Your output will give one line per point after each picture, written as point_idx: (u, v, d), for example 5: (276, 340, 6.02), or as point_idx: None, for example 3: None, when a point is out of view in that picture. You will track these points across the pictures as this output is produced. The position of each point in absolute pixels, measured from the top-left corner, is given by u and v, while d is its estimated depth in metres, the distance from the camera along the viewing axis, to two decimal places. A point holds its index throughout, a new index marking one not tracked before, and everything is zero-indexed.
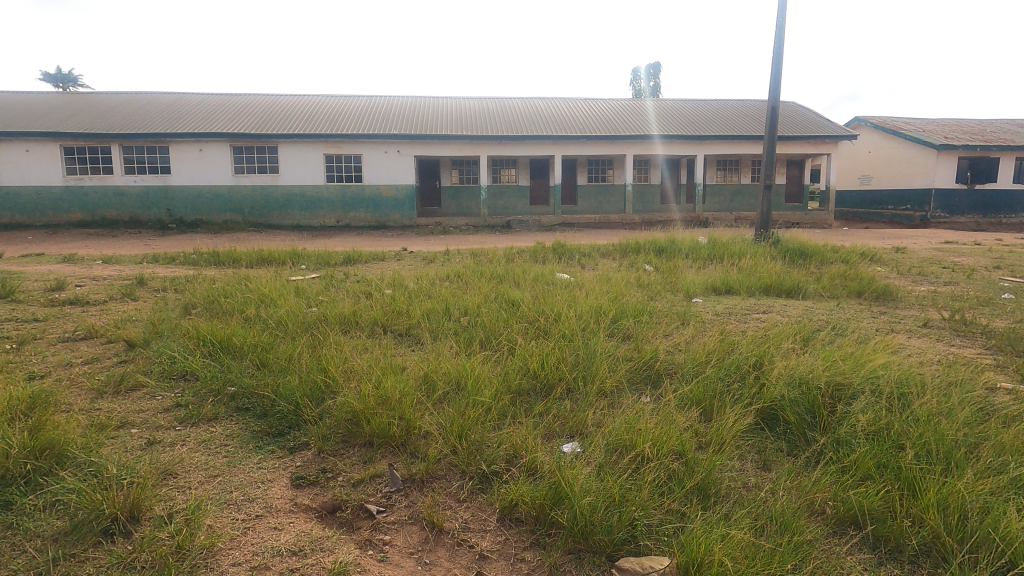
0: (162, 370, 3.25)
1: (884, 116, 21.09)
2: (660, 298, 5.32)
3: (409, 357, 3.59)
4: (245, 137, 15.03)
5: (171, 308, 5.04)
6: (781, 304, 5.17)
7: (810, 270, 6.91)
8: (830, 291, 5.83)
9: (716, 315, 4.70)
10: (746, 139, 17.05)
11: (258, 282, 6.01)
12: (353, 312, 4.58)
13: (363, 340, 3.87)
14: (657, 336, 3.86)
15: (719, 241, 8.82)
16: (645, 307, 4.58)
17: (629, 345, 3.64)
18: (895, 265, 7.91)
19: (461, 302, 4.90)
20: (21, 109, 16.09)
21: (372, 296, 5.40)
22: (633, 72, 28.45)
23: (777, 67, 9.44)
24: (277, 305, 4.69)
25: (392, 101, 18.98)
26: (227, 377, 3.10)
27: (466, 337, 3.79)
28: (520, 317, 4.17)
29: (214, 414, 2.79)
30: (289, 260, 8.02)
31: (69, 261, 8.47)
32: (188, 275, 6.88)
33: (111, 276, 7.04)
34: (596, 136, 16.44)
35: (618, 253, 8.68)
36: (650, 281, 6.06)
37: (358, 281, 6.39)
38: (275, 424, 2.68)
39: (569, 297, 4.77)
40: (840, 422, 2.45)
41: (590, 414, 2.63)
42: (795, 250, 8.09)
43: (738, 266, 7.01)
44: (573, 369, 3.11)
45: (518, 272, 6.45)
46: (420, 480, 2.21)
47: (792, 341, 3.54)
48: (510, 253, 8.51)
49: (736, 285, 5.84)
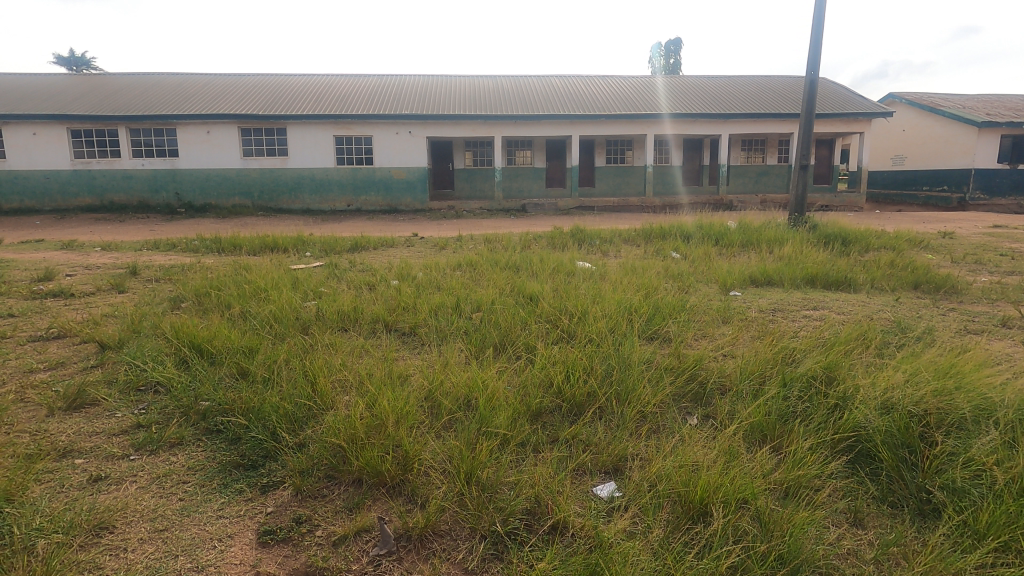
0: (127, 381, 2.82)
1: (920, 92, 20.01)
2: (693, 290, 4.81)
3: (414, 365, 3.15)
4: (253, 119, 14.59)
5: (159, 302, 4.64)
6: (832, 298, 4.59)
7: (856, 258, 6.29)
8: (882, 282, 5.23)
9: (760, 312, 4.16)
10: (774, 117, 16.22)
11: (256, 271, 5.57)
12: (353, 306, 4.15)
13: (361, 343, 3.45)
14: (696, 340, 3.39)
15: (751, 226, 8.19)
16: (680, 303, 4.05)
17: (666, 350, 3.16)
18: (948, 252, 7.24)
19: (473, 295, 4.42)
20: (28, 91, 15.80)
21: (376, 288, 4.93)
22: (653, 48, 27.44)
23: (817, 38, 8.71)
24: (271, 299, 4.24)
25: (404, 80, 18.38)
26: (201, 390, 2.67)
27: (477, 341, 3.34)
28: (539, 316, 3.70)
29: (178, 438, 2.35)
30: (292, 247, 7.59)
31: (67, 248, 8.14)
32: (185, 264, 6.47)
33: (104, 265, 6.67)
34: (616, 115, 15.69)
35: (641, 239, 8.12)
36: (680, 271, 5.54)
37: (364, 270, 5.93)
38: (249, 451, 2.24)
39: (593, 291, 4.25)
40: (945, 461, 1.96)
41: (629, 444, 2.17)
42: (834, 236, 7.45)
43: (775, 253, 6.44)
44: (604, 382, 2.64)
45: (535, 260, 5.96)
46: (419, 537, 1.76)
47: (860, 348, 3.02)
48: (526, 238, 8.01)
49: (777, 276, 5.28)
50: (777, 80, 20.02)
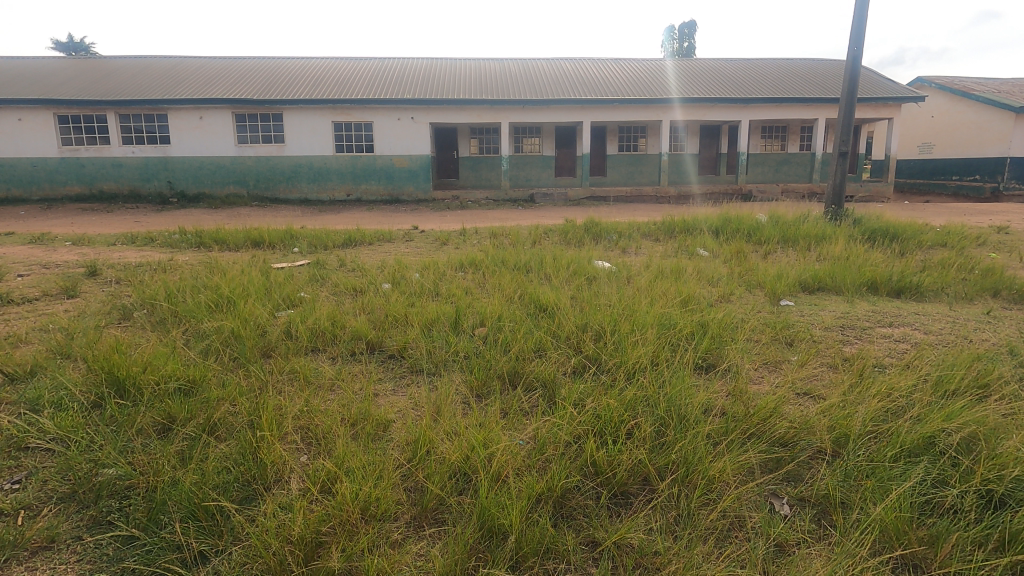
0: (10, 437, 2.09)
1: (950, 77, 19.00)
2: (735, 299, 4.08)
3: (398, 410, 2.46)
4: (248, 104, 13.82)
5: (105, 310, 3.92)
6: (908, 310, 3.83)
7: (916, 258, 5.50)
8: (954, 288, 4.46)
9: (825, 329, 3.41)
10: (797, 103, 15.27)
11: (230, 271, 4.85)
12: (332, 321, 3.44)
13: (335, 377, 2.76)
14: (760, 375, 2.68)
15: (784, 219, 7.37)
16: (727, 319, 3.31)
17: (725, 389, 2.45)
18: (1014, 250, 6.41)
19: (476, 305, 3.70)
20: (16, 74, 15.10)
21: (363, 294, 4.21)
22: (666, 31, 26.41)
23: (862, 12, 7.86)
24: (235, 310, 3.53)
25: (407, 63, 17.55)
26: (100, 454, 1.95)
27: (481, 373, 2.65)
28: (559, 337, 3.00)
29: (49, 539, 1.64)
30: (279, 243, 6.89)
31: (36, 242, 7.44)
32: (155, 262, 5.77)
33: (65, 262, 5.95)
34: (630, 100, 14.81)
35: (663, 233, 7.35)
36: (716, 273, 4.81)
37: (353, 270, 5.20)
38: (144, 567, 1.54)
39: (621, 302, 3.53)
40: None
41: (704, 567, 1.48)
42: (881, 232, 6.65)
43: (819, 253, 5.67)
44: (653, 448, 1.93)
45: (548, 259, 5.25)
46: None
47: (985, 395, 2.30)
48: (537, 233, 7.25)
49: (833, 282, 4.50)
50: (799, 63, 19.04)
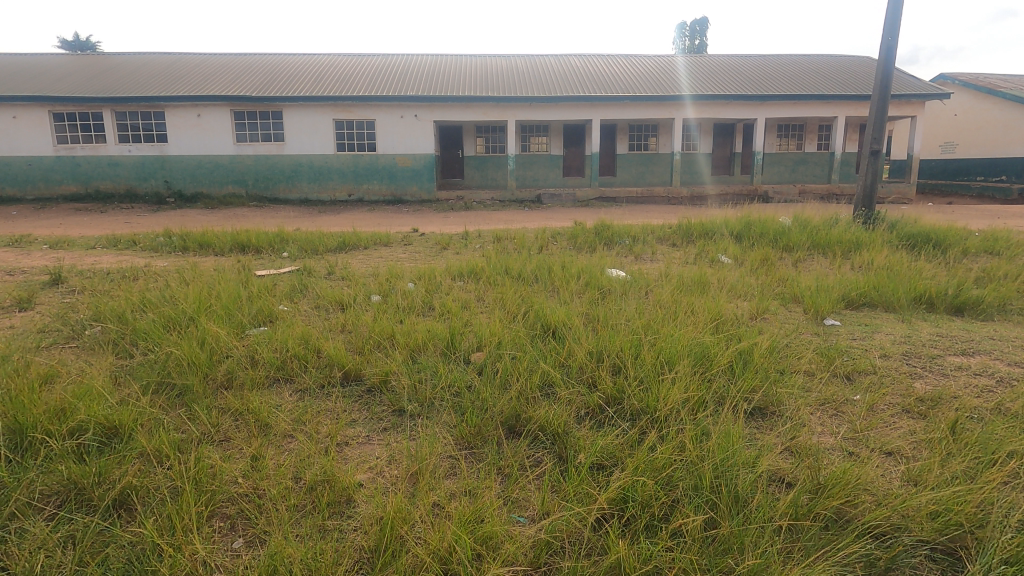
0: None
1: (974, 73, 18.28)
2: (774, 318, 3.53)
3: (369, 467, 1.95)
4: (246, 101, 13.37)
5: (52, 327, 3.43)
6: (977, 334, 3.26)
7: (966, 268, 4.93)
8: (1017, 306, 3.90)
9: (889, 358, 2.85)
10: (817, 100, 14.63)
11: (204, 280, 4.34)
12: (305, 344, 2.92)
13: (296, 419, 2.25)
14: (821, 423, 2.14)
15: (812, 223, 6.79)
16: (774, 346, 2.76)
17: (782, 447, 1.92)
18: None
19: (474, 324, 3.17)
20: (12, 70, 14.73)
21: (346, 310, 3.70)
22: (677, 28, 25.77)
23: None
24: (193, 330, 3.01)
25: (411, 59, 17.07)
26: None
27: (474, 422, 2.12)
28: (570, 370, 2.47)
29: None
30: (267, 247, 6.38)
31: (12, 245, 6.97)
32: (129, 268, 5.27)
33: (32, 268, 5.47)
34: (642, 97, 14.25)
35: (680, 238, 6.80)
36: (747, 285, 4.25)
37: (341, 280, 4.69)
38: None
39: (643, 322, 3.00)
40: None
41: None
42: (921, 237, 6.08)
43: (855, 262, 5.12)
44: (703, 554, 1.42)
45: (556, 267, 4.74)
46: None
47: None
48: (544, 237, 6.73)
49: (881, 296, 3.95)
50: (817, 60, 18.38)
